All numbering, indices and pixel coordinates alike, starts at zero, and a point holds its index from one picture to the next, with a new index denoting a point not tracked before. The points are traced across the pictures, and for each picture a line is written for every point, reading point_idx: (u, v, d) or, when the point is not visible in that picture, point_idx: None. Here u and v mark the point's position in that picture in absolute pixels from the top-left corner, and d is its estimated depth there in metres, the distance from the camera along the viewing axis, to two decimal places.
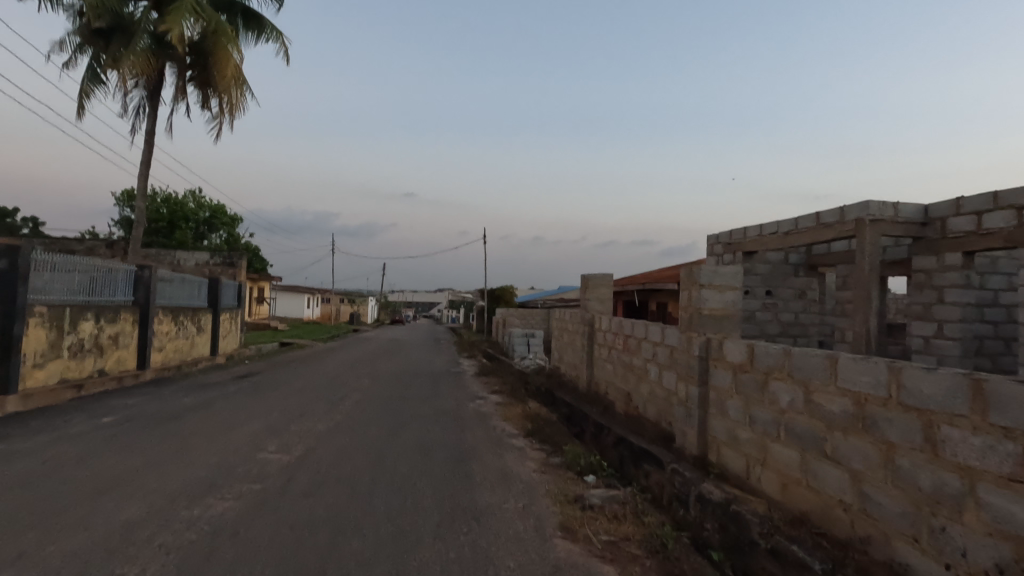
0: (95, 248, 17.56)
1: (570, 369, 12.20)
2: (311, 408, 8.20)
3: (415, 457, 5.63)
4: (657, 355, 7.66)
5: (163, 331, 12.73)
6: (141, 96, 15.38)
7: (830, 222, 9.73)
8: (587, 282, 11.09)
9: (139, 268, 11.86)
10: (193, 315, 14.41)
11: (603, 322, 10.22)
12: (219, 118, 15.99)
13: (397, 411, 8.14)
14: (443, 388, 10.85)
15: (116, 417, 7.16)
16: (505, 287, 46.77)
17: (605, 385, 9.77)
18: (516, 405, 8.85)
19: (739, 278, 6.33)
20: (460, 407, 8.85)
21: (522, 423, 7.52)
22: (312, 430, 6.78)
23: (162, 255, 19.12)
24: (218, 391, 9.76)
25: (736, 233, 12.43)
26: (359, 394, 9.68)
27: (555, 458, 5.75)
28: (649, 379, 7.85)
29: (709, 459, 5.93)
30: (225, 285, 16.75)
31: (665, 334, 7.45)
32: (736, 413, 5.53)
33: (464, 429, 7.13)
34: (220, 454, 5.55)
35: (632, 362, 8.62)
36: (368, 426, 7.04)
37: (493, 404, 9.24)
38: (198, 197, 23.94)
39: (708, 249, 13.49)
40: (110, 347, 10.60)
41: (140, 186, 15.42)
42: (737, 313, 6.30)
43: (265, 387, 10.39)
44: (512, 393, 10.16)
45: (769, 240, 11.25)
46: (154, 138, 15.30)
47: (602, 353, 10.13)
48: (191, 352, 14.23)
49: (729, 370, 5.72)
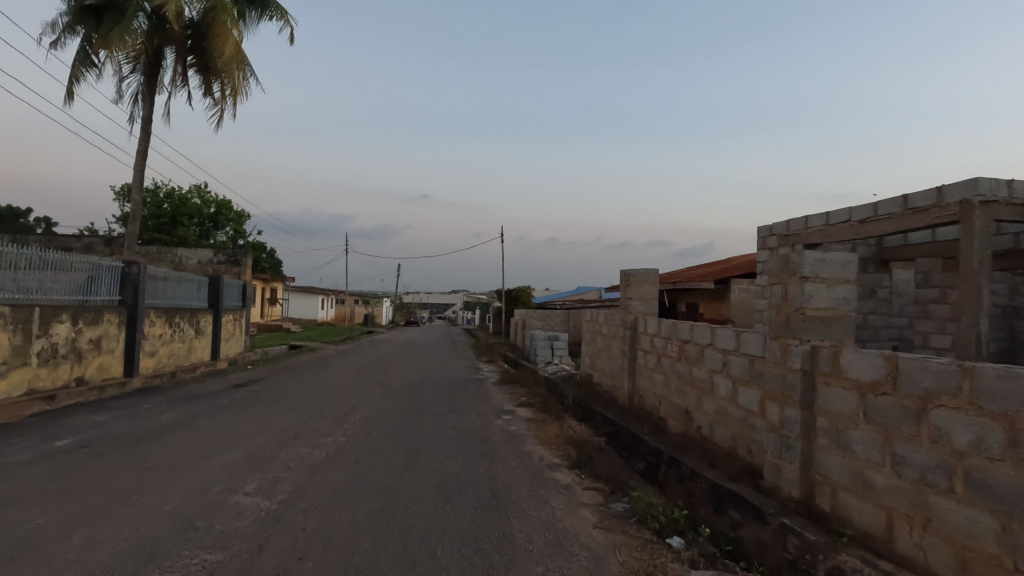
0: (92, 245, 16.59)
1: (605, 379, 10.77)
2: (308, 428, 6.90)
3: (433, 505, 4.27)
4: (729, 367, 6.22)
5: (155, 334, 11.57)
6: (137, 81, 14.25)
7: (922, 206, 8.18)
8: (629, 278, 9.65)
9: (127, 264, 10.68)
10: (190, 317, 13.24)
11: (648, 325, 8.79)
12: (221, 104, 14.84)
13: (410, 433, 6.79)
14: (463, 400, 9.49)
15: (72, 441, 5.91)
16: (522, 287, 45.43)
17: (654, 399, 8.34)
18: (551, 424, 7.47)
19: (853, 269, 4.87)
20: (485, 426, 7.50)
21: (564, 449, 6.15)
22: (305, 460, 5.46)
23: (162, 252, 18.11)
24: (208, 404, 8.54)
25: (797, 223, 10.88)
26: (367, 408, 8.37)
27: (618, 506, 4.36)
28: (718, 395, 6.43)
29: (819, 507, 4.50)
30: (227, 284, 15.60)
31: (741, 341, 6.00)
32: (865, 451, 4.10)
33: (493, 458, 5.77)
34: (179, 499, 4.25)
35: (690, 373, 7.21)
36: (376, 455, 5.72)
37: (523, 420, 7.88)
38: (203, 193, 22.96)
39: (760, 242, 12.00)
40: (90, 352, 9.44)
41: (136, 177, 14.34)
42: (851, 314, 4.84)
43: (263, 398, 9.14)
44: (544, 406, 8.78)
45: (839, 230, 9.71)
46: (151, 126, 14.15)
47: (647, 361, 8.72)
48: (188, 357, 13.09)
49: (851, 391, 4.28)
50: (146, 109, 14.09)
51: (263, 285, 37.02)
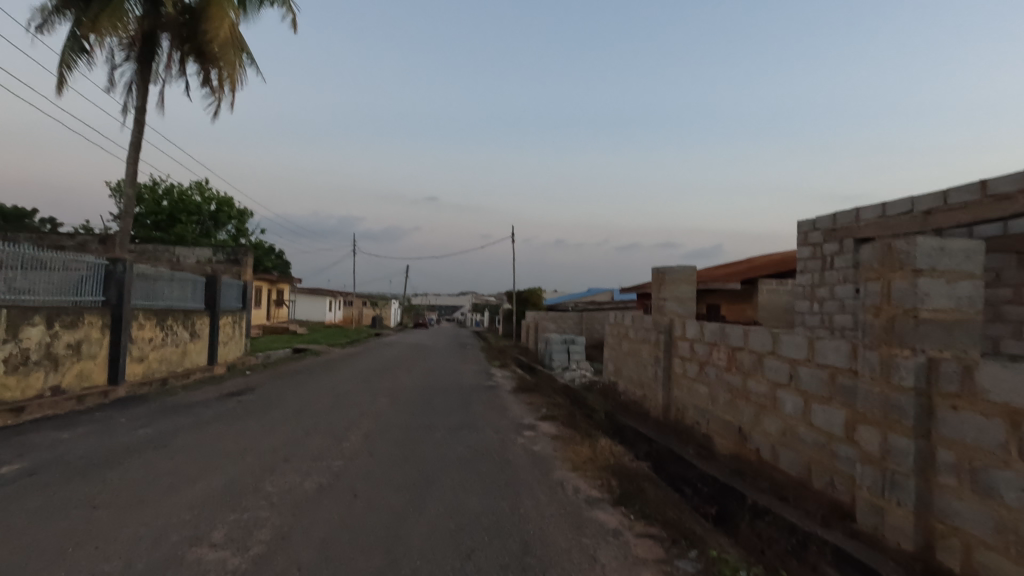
0: (86, 243, 15.86)
1: (633, 389, 9.79)
2: (301, 449, 5.96)
3: (450, 564, 3.32)
4: (799, 380, 5.22)
5: (144, 337, 10.72)
6: (130, 70, 13.48)
7: (1005, 193, 7.21)
8: (663, 277, 8.66)
9: (112, 261, 9.79)
10: (184, 319, 12.39)
11: (687, 329, 7.80)
12: (219, 93, 14.11)
13: (420, 455, 5.86)
14: (477, 412, 8.53)
15: (24, 466, 5.03)
16: (532, 288, 44.50)
17: (695, 413, 7.35)
18: (581, 443, 6.50)
19: (978, 259, 3.86)
20: (504, 444, 6.55)
21: (602, 477, 5.18)
22: (294, 493, 4.54)
23: (160, 251, 17.33)
24: (193, 416, 7.64)
25: (844, 216, 9.87)
26: (370, 423, 7.43)
27: (688, 567, 3.38)
28: (783, 412, 5.44)
29: (945, 567, 3.52)
30: (225, 285, 14.74)
31: (816, 349, 4.99)
32: (1022, 499, 3.10)
33: (519, 490, 4.81)
34: (125, 555, 3.32)
35: (742, 384, 6.23)
36: (379, 486, 4.77)
37: (548, 438, 6.92)
38: (204, 190, 22.23)
39: (800, 238, 11.03)
40: (68, 358, 8.59)
41: (129, 171, 13.53)
42: (976, 316, 3.83)
43: (257, 410, 8.25)
44: (569, 420, 7.82)
45: (897, 223, 8.76)
46: (145, 117, 13.34)
47: (686, 369, 7.73)
48: (182, 362, 12.25)
49: (995, 420, 3.28)
50: (141, 99, 13.28)
51: (269, 286, 36.36)
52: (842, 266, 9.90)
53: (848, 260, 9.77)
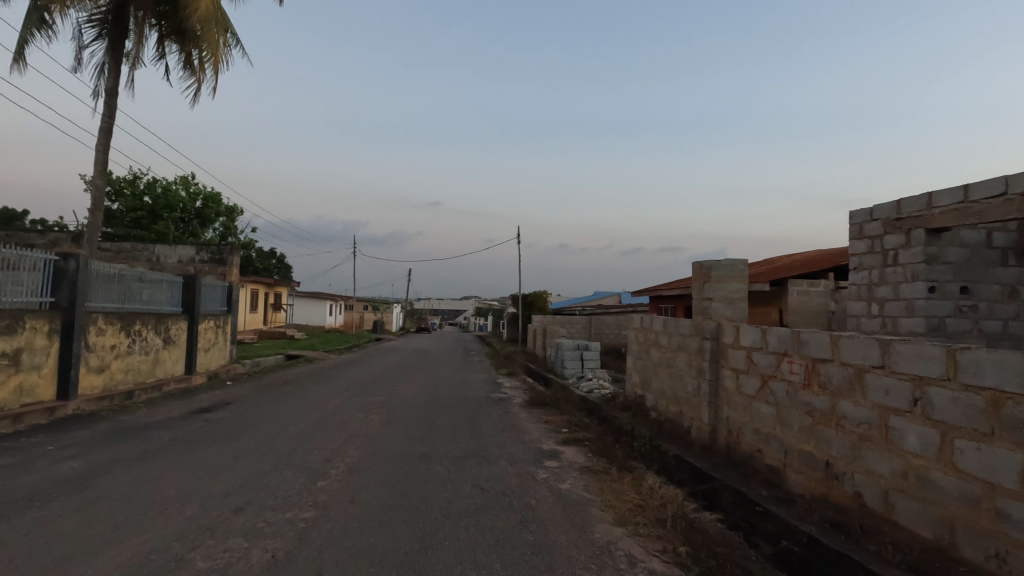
0: (58, 241, 14.66)
1: (667, 405, 8.39)
2: (261, 492, 4.59)
3: None
4: (930, 406, 3.84)
5: (105, 345, 9.38)
6: (101, 49, 12.22)
7: None
8: (708, 273, 7.28)
9: (62, 257, 8.45)
10: (157, 323, 11.06)
11: (742, 336, 6.42)
12: (199, 75, 13.05)
13: (415, 502, 4.49)
14: (487, 434, 7.15)
15: None
16: (538, 291, 42.99)
17: (755, 440, 5.96)
18: (621, 482, 5.12)
19: None
20: (524, 482, 5.18)
21: (662, 541, 3.81)
22: (234, 572, 3.17)
23: (138, 250, 16.02)
24: (142, 441, 6.28)
25: (912, 203, 8.56)
26: (356, 452, 6.05)
27: None
28: (902, 447, 4.06)
29: None
30: (206, 286, 13.38)
31: (960, 364, 3.62)
32: None
33: (553, 565, 3.43)
34: None
35: (830, 407, 4.85)
36: (355, 559, 3.40)
37: (576, 472, 5.56)
38: (190, 185, 21.03)
39: (853, 229, 9.70)
40: (2, 370, 7.27)
41: (99, 160, 12.28)
42: None
43: (224, 432, 6.89)
44: (599, 446, 6.44)
45: (985, 209, 7.46)
46: (115, 100, 12.07)
47: (742, 385, 6.34)
48: (154, 372, 10.91)
49: None
50: (112, 80, 12.03)
51: (266, 289, 35.13)
52: (909, 261, 8.55)
53: (918, 254, 8.43)
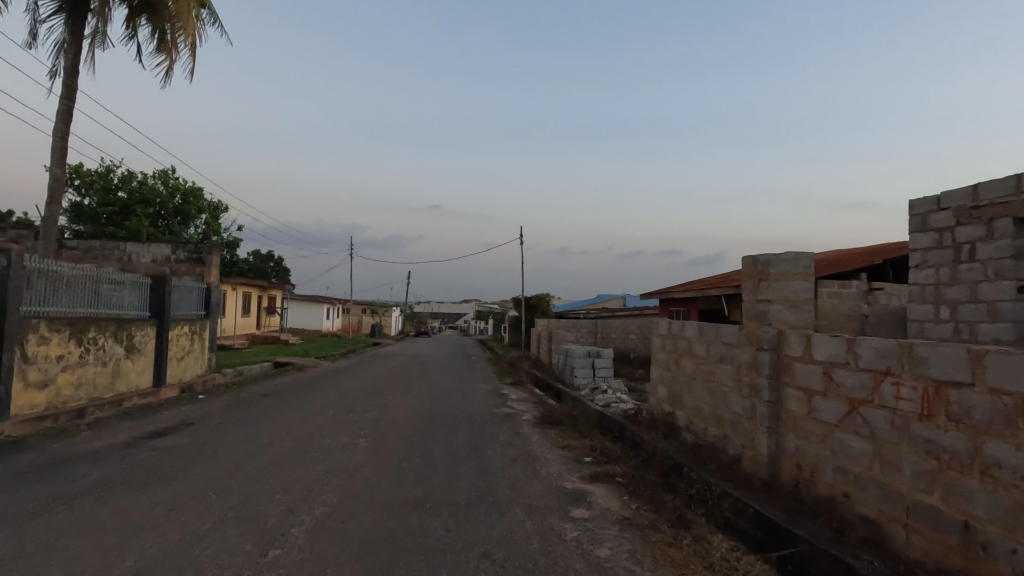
0: (20, 238, 13.45)
1: (706, 427, 7.07)
2: (185, 572, 3.29)
3: None
4: None
5: (48, 355, 8.06)
6: (60, 23, 10.97)
7: None
8: (765, 271, 6.03)
9: None
10: (118, 330, 9.73)
11: (816, 348, 5.10)
12: (172, 54, 11.77)
13: None
14: (495, 467, 5.84)
15: None
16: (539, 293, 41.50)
17: (840, 482, 4.65)
18: (679, 547, 3.81)
19: None
20: (549, 545, 3.88)
21: None
22: None
23: (109, 248, 14.73)
24: (61, 482, 4.98)
25: (995, 188, 7.25)
26: (330, 497, 4.74)
27: None
28: None
29: None
30: (180, 288, 12.07)
31: None
32: None
33: None
34: None
35: (971, 450, 3.53)
36: None
37: (615, 527, 4.26)
38: (166, 179, 19.89)
39: (914, 221, 8.38)
40: None
41: (58, 147, 11.00)
42: None
43: (172, 467, 5.59)
44: (636, 486, 5.12)
45: None
46: (75, 79, 10.79)
47: (817, 411, 5.02)
48: (114, 386, 9.60)
49: None
50: (70, 57, 10.75)
51: (259, 292, 33.88)
52: (991, 257, 7.26)
53: (1003, 248, 7.13)
